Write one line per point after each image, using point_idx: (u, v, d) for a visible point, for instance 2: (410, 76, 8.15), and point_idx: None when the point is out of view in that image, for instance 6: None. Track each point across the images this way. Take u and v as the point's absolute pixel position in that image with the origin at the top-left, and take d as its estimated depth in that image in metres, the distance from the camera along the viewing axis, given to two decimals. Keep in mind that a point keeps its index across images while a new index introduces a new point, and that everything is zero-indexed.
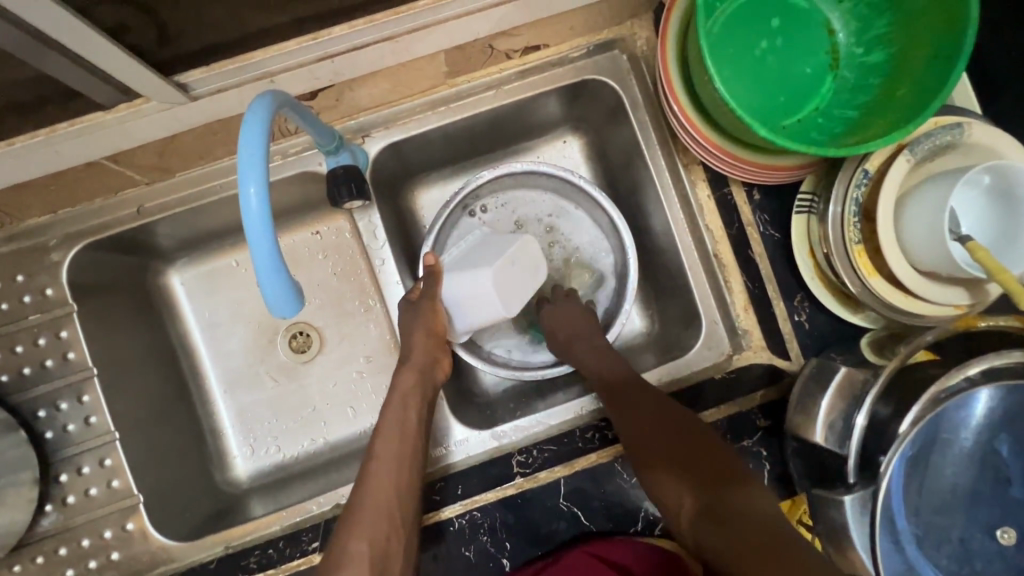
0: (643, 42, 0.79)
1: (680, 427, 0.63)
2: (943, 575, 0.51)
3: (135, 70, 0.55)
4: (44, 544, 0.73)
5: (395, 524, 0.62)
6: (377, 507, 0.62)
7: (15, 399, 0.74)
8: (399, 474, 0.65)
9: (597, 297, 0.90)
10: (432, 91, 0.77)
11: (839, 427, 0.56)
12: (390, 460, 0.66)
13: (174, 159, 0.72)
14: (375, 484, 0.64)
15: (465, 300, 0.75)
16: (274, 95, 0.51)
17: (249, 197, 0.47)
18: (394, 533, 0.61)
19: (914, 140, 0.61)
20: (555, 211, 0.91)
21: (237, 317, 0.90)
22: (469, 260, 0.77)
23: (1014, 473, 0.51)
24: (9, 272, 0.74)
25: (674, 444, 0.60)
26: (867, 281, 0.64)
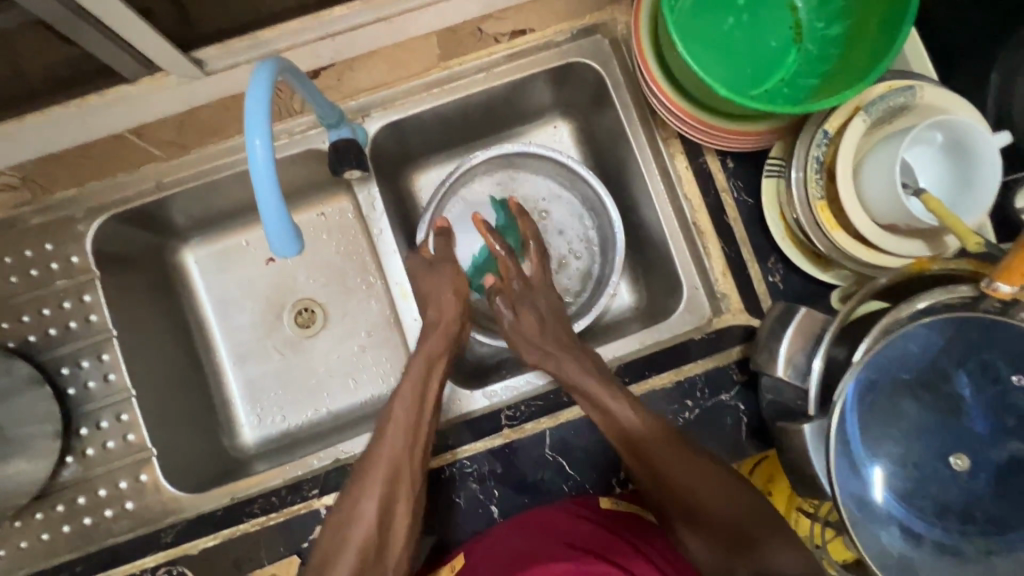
0: (622, 27, 0.84)
1: (710, 482, 0.65)
2: (898, 498, 0.55)
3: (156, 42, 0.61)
4: (64, 493, 0.78)
5: (399, 489, 0.68)
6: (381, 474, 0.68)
7: (42, 357, 0.80)
8: (402, 445, 0.70)
9: (584, 271, 0.95)
10: (428, 74, 0.83)
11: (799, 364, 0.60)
12: (397, 430, 0.71)
13: (191, 136, 0.78)
14: (382, 451, 0.70)
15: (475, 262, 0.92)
16: (278, 61, 0.57)
17: (255, 148, 0.52)
18: (399, 498, 0.68)
19: (869, 102, 0.66)
20: (550, 194, 0.96)
21: (246, 293, 0.95)
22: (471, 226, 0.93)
23: (967, 405, 0.56)
24: (40, 241, 0.80)
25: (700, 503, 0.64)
26: (830, 235, 0.68)
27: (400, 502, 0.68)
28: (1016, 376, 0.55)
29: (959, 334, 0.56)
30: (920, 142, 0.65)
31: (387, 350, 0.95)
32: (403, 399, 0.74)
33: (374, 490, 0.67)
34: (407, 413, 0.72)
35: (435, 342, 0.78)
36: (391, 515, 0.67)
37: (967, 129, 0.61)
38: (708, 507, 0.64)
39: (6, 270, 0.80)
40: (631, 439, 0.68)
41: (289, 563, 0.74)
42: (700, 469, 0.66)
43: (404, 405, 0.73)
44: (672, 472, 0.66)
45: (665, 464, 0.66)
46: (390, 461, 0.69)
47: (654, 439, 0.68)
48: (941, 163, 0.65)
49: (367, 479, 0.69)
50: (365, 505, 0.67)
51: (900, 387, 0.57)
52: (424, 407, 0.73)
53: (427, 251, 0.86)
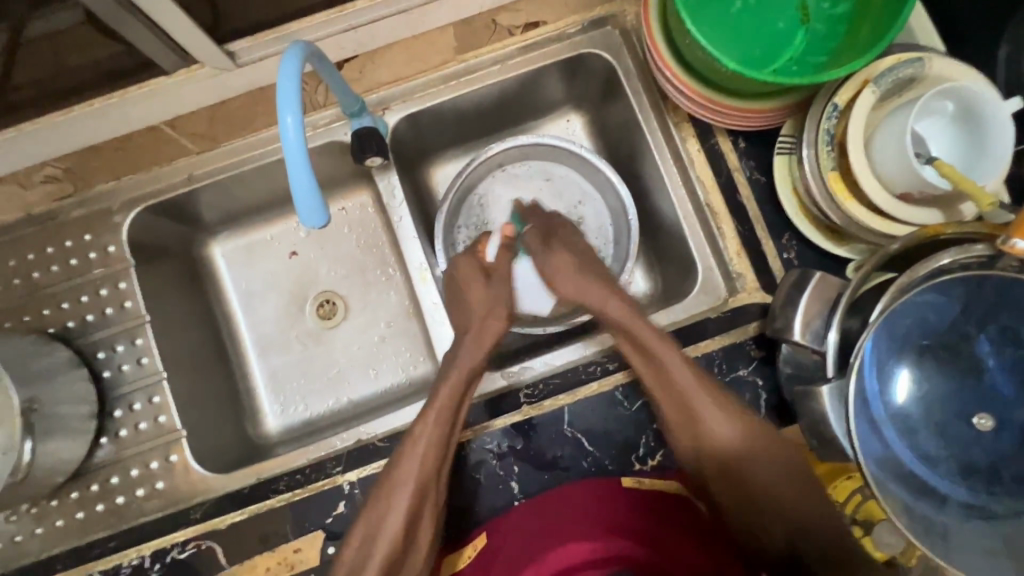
0: (632, 17, 0.86)
1: (789, 498, 0.64)
2: (922, 460, 0.55)
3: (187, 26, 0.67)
4: (99, 473, 0.81)
5: (426, 500, 0.68)
6: (410, 488, 0.67)
7: (79, 341, 0.84)
8: (435, 457, 0.69)
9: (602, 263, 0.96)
10: (444, 67, 0.85)
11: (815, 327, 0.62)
12: (430, 442, 0.69)
13: (221, 127, 0.82)
14: (410, 463, 0.69)
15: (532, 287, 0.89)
16: (305, 44, 0.60)
17: (287, 125, 0.56)
18: (426, 509, 0.68)
19: (877, 75, 0.67)
20: (585, 196, 0.98)
21: (271, 286, 0.99)
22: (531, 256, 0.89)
23: (989, 365, 0.56)
24: (78, 232, 0.84)
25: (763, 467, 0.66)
26: (843, 205, 0.68)
27: (427, 512, 0.68)
28: None
29: (976, 295, 0.56)
30: (933, 112, 0.66)
31: (407, 340, 0.97)
32: (437, 410, 0.71)
33: (404, 501, 0.67)
34: (440, 429, 0.70)
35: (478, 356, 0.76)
36: (420, 525, 0.67)
37: (977, 95, 0.62)
38: (766, 523, 0.64)
39: (46, 260, 0.84)
40: (714, 452, 0.68)
41: (313, 538, 0.76)
42: (775, 481, 0.65)
43: (437, 418, 0.71)
44: (748, 484, 0.66)
45: (742, 476, 0.66)
46: (419, 472, 0.68)
47: (744, 457, 0.66)
48: (953, 132, 0.66)
49: (395, 490, 0.67)
50: (393, 513, 0.66)
51: (919, 350, 0.57)
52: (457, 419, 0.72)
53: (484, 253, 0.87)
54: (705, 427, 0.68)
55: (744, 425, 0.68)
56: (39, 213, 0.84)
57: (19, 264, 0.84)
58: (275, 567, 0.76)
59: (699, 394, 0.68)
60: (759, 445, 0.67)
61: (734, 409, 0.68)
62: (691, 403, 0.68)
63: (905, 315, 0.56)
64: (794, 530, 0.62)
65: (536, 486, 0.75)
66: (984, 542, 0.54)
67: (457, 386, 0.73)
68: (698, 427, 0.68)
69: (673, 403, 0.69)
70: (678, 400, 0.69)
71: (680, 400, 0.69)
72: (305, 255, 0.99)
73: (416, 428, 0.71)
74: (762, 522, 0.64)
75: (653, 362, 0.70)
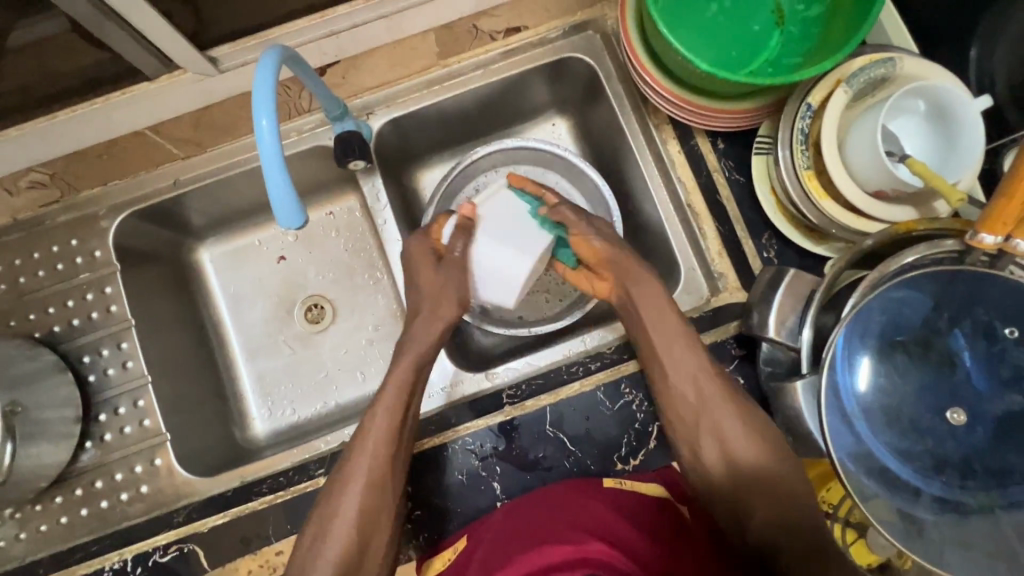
0: (613, 21, 0.87)
1: (788, 496, 0.64)
2: (894, 454, 0.56)
3: (170, 33, 0.68)
4: (83, 477, 0.81)
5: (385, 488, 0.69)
6: (358, 489, 0.68)
7: (65, 346, 0.84)
8: (383, 456, 0.69)
9: None
10: (429, 71, 0.87)
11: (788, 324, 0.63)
12: (377, 442, 0.70)
13: (207, 132, 0.84)
14: (358, 466, 0.69)
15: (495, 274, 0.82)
16: (281, 48, 0.61)
17: (262, 129, 0.56)
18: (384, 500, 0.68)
19: (850, 75, 0.68)
20: None
21: (259, 291, 0.99)
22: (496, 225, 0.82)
23: (961, 359, 0.56)
24: (65, 237, 0.85)
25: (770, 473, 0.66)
26: (819, 203, 0.69)
27: (386, 502, 0.69)
28: (1008, 329, 0.55)
29: (948, 291, 0.56)
30: (904, 111, 0.67)
31: (394, 343, 0.97)
32: (383, 409, 0.72)
33: (354, 500, 0.67)
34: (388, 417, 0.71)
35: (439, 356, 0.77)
36: (374, 526, 0.67)
37: (945, 94, 0.63)
38: (757, 516, 0.65)
39: (33, 265, 0.85)
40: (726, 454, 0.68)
41: (295, 540, 0.76)
42: (778, 478, 0.65)
43: (385, 417, 0.71)
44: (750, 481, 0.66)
45: (746, 473, 0.66)
46: (367, 474, 0.68)
47: (752, 456, 0.66)
48: (925, 130, 0.67)
49: (344, 491, 0.68)
50: (344, 510, 0.67)
51: (892, 345, 0.57)
52: (407, 417, 0.73)
53: (440, 239, 0.83)
54: (720, 425, 0.68)
55: (757, 427, 0.68)
56: (27, 218, 0.85)
57: (5, 269, 0.84)
58: (257, 569, 0.76)
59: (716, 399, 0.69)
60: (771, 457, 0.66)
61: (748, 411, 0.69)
62: (709, 404, 0.69)
63: (879, 309, 0.57)
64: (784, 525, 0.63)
65: (518, 487, 0.75)
66: (955, 534, 0.54)
67: (404, 381, 0.74)
68: (712, 422, 0.69)
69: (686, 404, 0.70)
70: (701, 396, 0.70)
71: (699, 399, 0.70)
72: (292, 259, 1.00)
73: (364, 429, 0.71)
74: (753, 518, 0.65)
75: (677, 365, 0.71)
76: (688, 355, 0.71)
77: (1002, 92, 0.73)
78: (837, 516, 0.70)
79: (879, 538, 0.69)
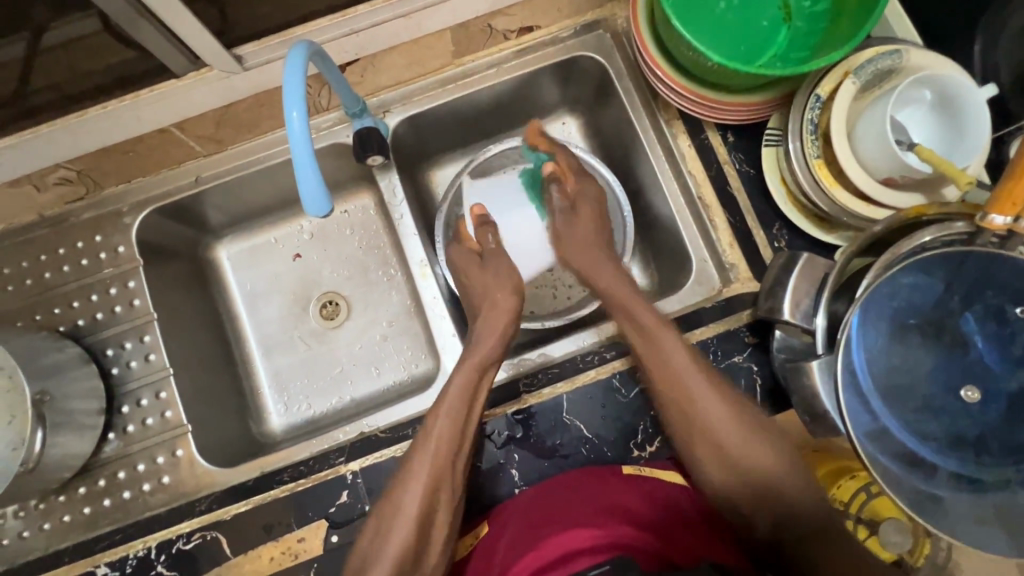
0: (623, 21, 0.89)
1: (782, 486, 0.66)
2: (910, 431, 0.57)
3: (199, 32, 0.71)
4: (106, 468, 0.82)
5: (441, 487, 0.69)
6: (422, 485, 0.68)
7: (89, 339, 0.86)
8: (445, 457, 0.69)
9: None
10: (444, 70, 0.90)
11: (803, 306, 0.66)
12: (441, 432, 0.71)
13: (228, 130, 0.86)
14: (422, 462, 0.69)
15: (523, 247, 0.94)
16: (308, 44, 0.64)
17: (292, 120, 0.59)
18: (442, 503, 0.68)
19: (858, 67, 0.71)
20: None
21: (276, 288, 1.01)
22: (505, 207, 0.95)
23: (973, 338, 0.58)
24: (89, 233, 0.87)
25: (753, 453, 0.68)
26: (829, 191, 0.71)
27: (442, 503, 0.68)
28: (1019, 309, 0.56)
29: (960, 272, 0.58)
30: (912, 102, 0.69)
31: (408, 338, 0.98)
32: (446, 411, 0.72)
33: (417, 496, 0.67)
34: (457, 405, 0.72)
35: (488, 347, 0.78)
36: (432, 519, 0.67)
37: (951, 83, 0.66)
38: (758, 512, 0.66)
39: (58, 261, 0.87)
40: (712, 434, 0.69)
41: (316, 527, 0.77)
42: (770, 477, 0.67)
43: (449, 416, 0.72)
44: (747, 473, 0.67)
45: (740, 466, 0.68)
46: (433, 469, 0.68)
47: (744, 455, 0.68)
48: (934, 119, 0.69)
49: (408, 489, 0.68)
50: (407, 503, 0.67)
51: (905, 328, 0.59)
52: (471, 415, 0.73)
53: (471, 241, 0.91)
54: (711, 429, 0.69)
55: (738, 413, 0.70)
56: (52, 215, 0.87)
57: (31, 265, 0.86)
58: (279, 557, 0.77)
59: (693, 377, 0.71)
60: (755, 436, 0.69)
61: (730, 395, 0.71)
62: (691, 390, 0.70)
63: (892, 290, 0.58)
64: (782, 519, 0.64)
65: (537, 474, 0.76)
66: (972, 511, 0.55)
67: (466, 386, 0.74)
68: (698, 422, 0.70)
69: (667, 382, 0.71)
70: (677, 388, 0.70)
71: (684, 386, 0.70)
72: (308, 256, 1.01)
73: (426, 428, 0.72)
74: (750, 503, 0.67)
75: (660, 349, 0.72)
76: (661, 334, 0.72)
77: (1005, 82, 0.75)
78: (849, 513, 0.70)
79: (892, 536, 0.67)
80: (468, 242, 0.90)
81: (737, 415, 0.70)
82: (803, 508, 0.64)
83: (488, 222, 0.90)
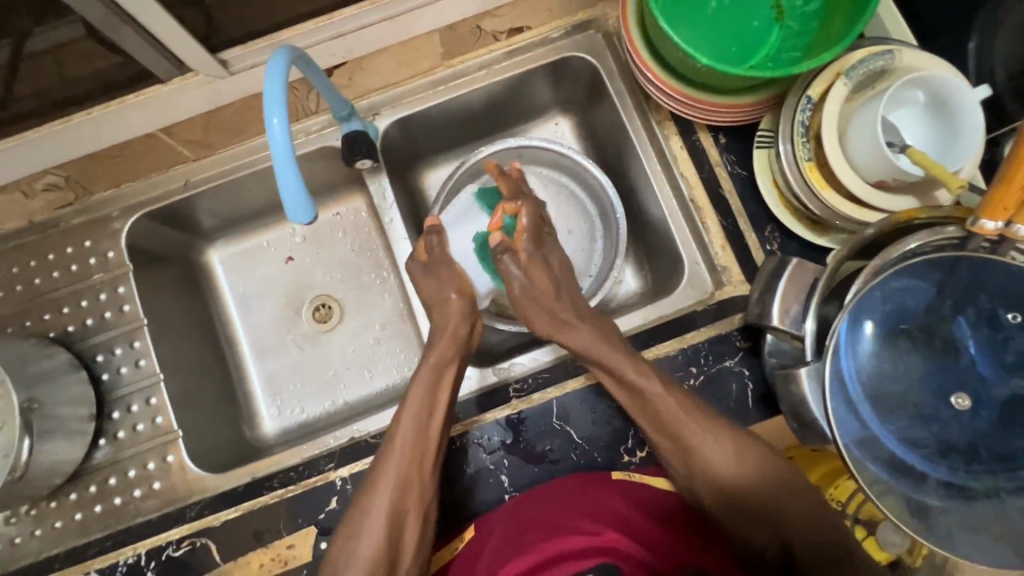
0: (614, 20, 0.88)
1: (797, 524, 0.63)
2: (900, 440, 0.56)
3: (183, 36, 0.70)
4: (97, 474, 0.82)
5: (408, 491, 0.69)
6: (389, 488, 0.68)
7: (79, 345, 0.85)
8: (409, 461, 0.70)
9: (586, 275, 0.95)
10: (433, 71, 0.88)
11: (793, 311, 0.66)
12: (405, 437, 0.71)
13: (216, 135, 0.85)
14: (386, 464, 0.70)
15: (480, 263, 0.93)
16: (290, 48, 0.63)
17: (273, 127, 0.58)
18: (411, 510, 0.68)
19: (850, 67, 0.70)
20: (583, 218, 0.97)
21: (268, 291, 1.00)
22: (462, 220, 0.95)
23: (965, 345, 0.57)
24: (79, 239, 0.87)
25: (757, 488, 0.65)
26: (821, 194, 0.70)
27: (411, 507, 0.68)
28: (1012, 315, 0.56)
29: (951, 277, 0.57)
30: (905, 103, 0.68)
31: (401, 342, 0.98)
32: (410, 414, 0.72)
33: (382, 503, 0.67)
34: (420, 407, 0.72)
35: (444, 348, 0.77)
36: (401, 526, 0.67)
37: (944, 84, 0.65)
38: (770, 542, 0.64)
39: (48, 267, 0.86)
40: (709, 473, 0.67)
41: (307, 533, 0.77)
42: (771, 497, 0.65)
43: (412, 419, 0.72)
44: (757, 508, 0.65)
45: (747, 503, 0.66)
46: (398, 471, 0.69)
47: (738, 479, 0.66)
48: (927, 121, 0.68)
49: (375, 492, 0.68)
50: (375, 510, 0.67)
51: (896, 334, 0.58)
52: (433, 417, 0.72)
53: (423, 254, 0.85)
54: (699, 458, 0.67)
55: (738, 447, 0.67)
56: (42, 221, 0.87)
57: (21, 271, 0.86)
58: (269, 563, 0.77)
59: (681, 417, 0.68)
60: (760, 470, 0.66)
61: (726, 430, 0.68)
62: (677, 429, 0.68)
63: (881, 294, 0.57)
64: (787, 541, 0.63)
65: (526, 479, 0.76)
66: (963, 519, 0.55)
67: (429, 387, 0.74)
68: (688, 456, 0.68)
69: (652, 424, 0.70)
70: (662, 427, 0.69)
71: (670, 422, 0.68)
72: (301, 260, 1.01)
73: (391, 432, 0.72)
74: (766, 541, 0.65)
75: (642, 392, 0.69)
76: (633, 368, 0.70)
77: (1002, 81, 0.74)
78: (847, 512, 0.71)
79: (890, 535, 0.68)
80: (420, 254, 0.84)
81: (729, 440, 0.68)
82: (811, 534, 0.62)
83: (435, 233, 0.84)
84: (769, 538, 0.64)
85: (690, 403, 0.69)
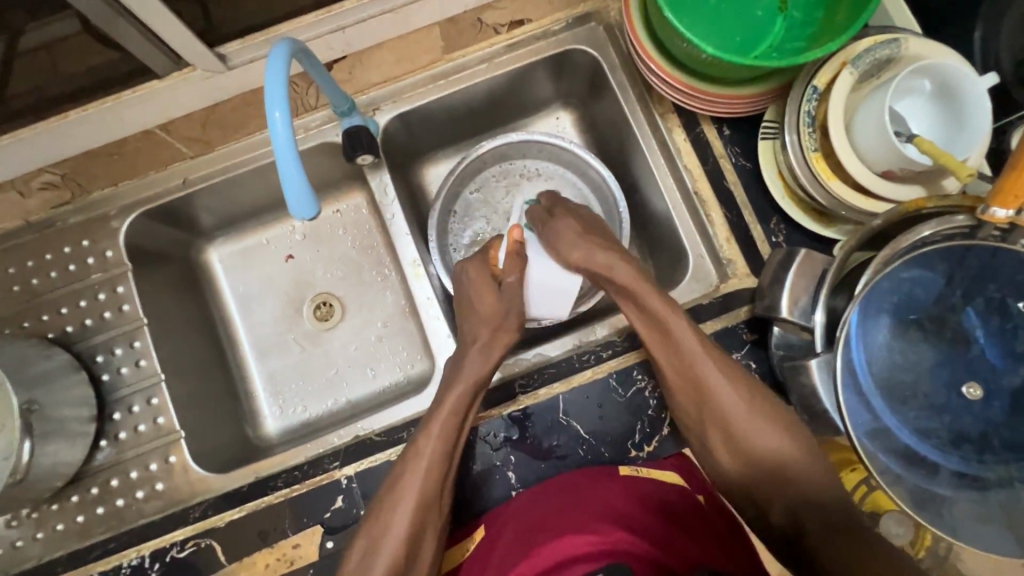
0: (615, 12, 0.87)
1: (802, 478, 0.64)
2: (912, 430, 0.56)
3: (181, 29, 0.69)
4: (98, 476, 0.82)
5: (431, 505, 0.68)
6: (409, 504, 0.67)
7: (78, 345, 0.84)
8: (434, 472, 0.69)
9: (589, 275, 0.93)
10: (433, 66, 0.87)
11: (802, 302, 0.66)
12: (431, 447, 0.69)
13: (215, 131, 0.84)
14: (412, 480, 0.68)
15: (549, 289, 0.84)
16: (290, 42, 0.62)
17: (275, 121, 0.57)
18: (429, 521, 0.67)
19: (855, 57, 0.69)
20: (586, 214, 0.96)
21: (269, 290, 0.99)
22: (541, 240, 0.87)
23: (976, 334, 0.56)
24: (76, 238, 0.86)
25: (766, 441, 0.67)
26: (827, 184, 0.70)
27: (431, 521, 0.68)
28: (1022, 304, 0.55)
29: (961, 266, 0.56)
30: (911, 92, 0.68)
31: (404, 339, 0.97)
32: (439, 425, 0.71)
33: (405, 515, 0.66)
34: (451, 418, 0.71)
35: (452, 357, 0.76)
36: (420, 536, 0.66)
37: (950, 73, 0.64)
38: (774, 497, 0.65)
39: (46, 267, 0.85)
40: (725, 423, 0.69)
41: (312, 533, 0.76)
42: (779, 450, 0.66)
43: (438, 433, 0.70)
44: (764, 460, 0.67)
45: (754, 453, 0.68)
46: (421, 482, 0.68)
47: (751, 431, 0.68)
48: (934, 110, 0.68)
49: (394, 509, 0.67)
50: (396, 523, 0.66)
51: (906, 324, 0.57)
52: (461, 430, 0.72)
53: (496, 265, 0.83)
54: (717, 404, 0.69)
55: (751, 397, 0.69)
56: (38, 220, 0.86)
57: (18, 271, 0.85)
58: (274, 563, 0.76)
59: (704, 361, 0.70)
60: (773, 421, 0.68)
61: (743, 381, 0.70)
62: (698, 371, 0.69)
63: (891, 284, 0.57)
64: (802, 510, 0.63)
65: (533, 476, 0.76)
66: (975, 509, 0.55)
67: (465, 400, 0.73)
68: (722, 431, 0.69)
69: (674, 368, 0.70)
70: (701, 403, 0.70)
71: (694, 364, 0.69)
72: (301, 257, 1.00)
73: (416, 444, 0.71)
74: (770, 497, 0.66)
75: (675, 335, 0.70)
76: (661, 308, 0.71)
77: (1007, 70, 0.74)
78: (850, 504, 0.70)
79: (893, 527, 0.68)
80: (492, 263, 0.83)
81: (760, 411, 0.69)
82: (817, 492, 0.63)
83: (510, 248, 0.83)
84: (783, 497, 0.65)
85: (710, 349, 0.71)
